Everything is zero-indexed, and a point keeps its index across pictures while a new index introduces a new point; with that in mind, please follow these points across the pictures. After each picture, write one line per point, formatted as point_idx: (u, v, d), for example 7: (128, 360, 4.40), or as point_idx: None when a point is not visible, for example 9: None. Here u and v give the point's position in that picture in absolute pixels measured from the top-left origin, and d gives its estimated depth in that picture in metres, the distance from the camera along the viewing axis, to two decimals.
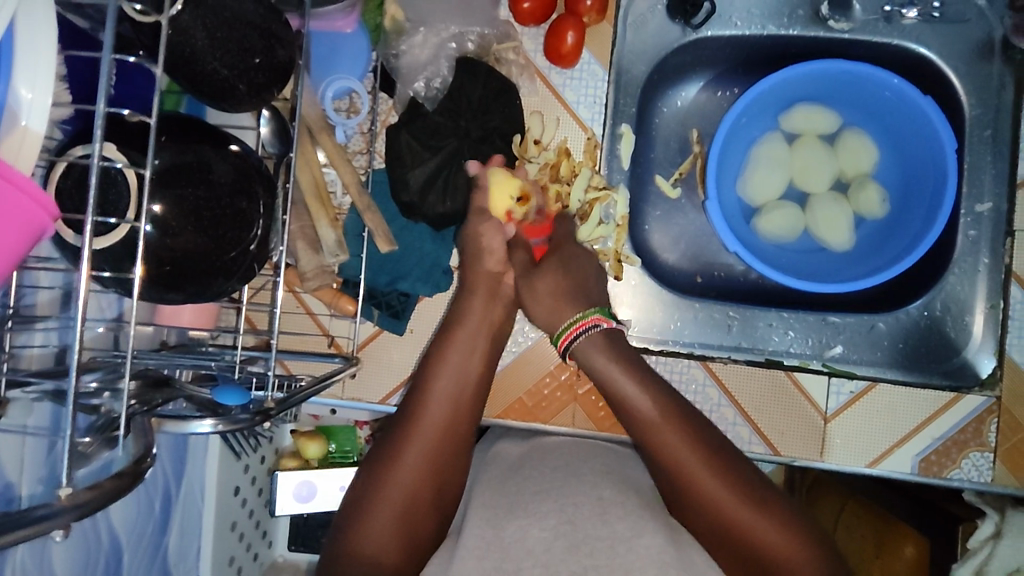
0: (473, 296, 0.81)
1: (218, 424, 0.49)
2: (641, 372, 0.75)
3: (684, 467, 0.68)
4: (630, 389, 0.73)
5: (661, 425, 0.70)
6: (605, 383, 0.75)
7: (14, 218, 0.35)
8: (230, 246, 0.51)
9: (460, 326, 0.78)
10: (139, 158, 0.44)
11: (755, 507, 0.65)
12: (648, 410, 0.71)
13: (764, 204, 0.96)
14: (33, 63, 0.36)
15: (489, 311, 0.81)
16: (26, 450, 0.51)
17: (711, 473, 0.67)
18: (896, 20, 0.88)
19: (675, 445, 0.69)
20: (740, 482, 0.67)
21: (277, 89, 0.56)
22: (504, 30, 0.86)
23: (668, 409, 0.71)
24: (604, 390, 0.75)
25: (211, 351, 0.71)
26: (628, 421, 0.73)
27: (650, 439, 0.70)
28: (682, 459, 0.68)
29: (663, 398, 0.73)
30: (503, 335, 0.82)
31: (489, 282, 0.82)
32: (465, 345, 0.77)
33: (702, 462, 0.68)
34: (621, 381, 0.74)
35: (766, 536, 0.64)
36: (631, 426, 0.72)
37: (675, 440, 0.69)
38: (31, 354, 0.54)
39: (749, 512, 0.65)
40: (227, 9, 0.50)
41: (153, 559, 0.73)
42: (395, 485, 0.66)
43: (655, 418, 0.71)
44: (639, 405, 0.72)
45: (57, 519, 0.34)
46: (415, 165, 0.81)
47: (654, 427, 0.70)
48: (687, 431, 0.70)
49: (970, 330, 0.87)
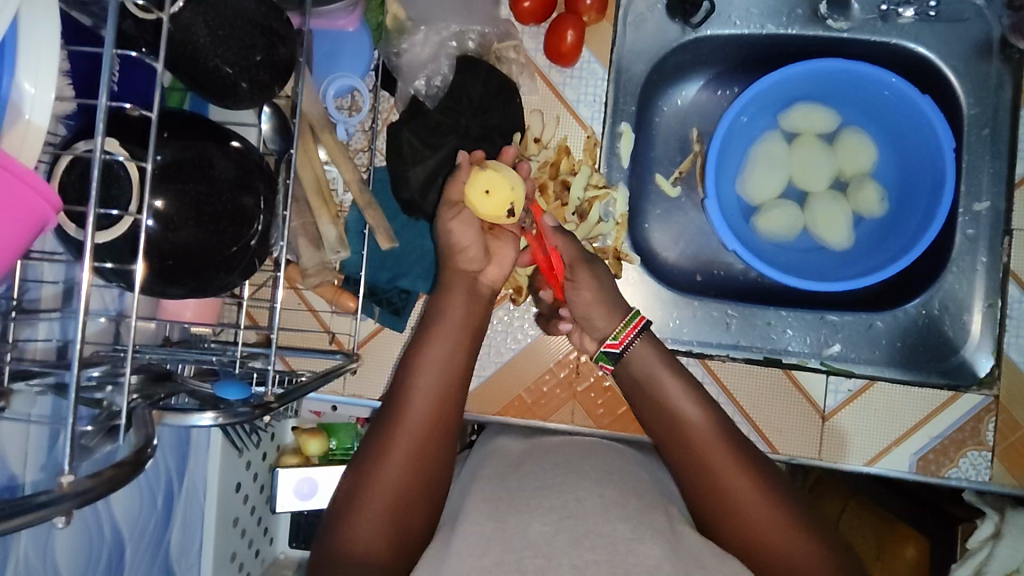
0: (453, 290, 0.79)
1: (220, 417, 0.48)
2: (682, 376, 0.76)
3: (718, 468, 0.67)
4: (676, 392, 0.73)
5: (701, 426, 0.70)
6: (647, 380, 0.75)
7: (18, 210, 0.35)
8: (231, 241, 0.51)
9: (442, 321, 0.77)
10: (139, 152, 0.45)
11: (782, 516, 0.64)
12: (690, 410, 0.72)
13: (763, 203, 0.97)
14: (36, 57, 0.37)
15: (472, 308, 0.79)
16: (29, 443, 0.52)
17: (744, 476, 0.67)
18: (893, 19, 0.88)
19: (715, 445, 0.69)
20: (770, 491, 0.66)
21: (280, 87, 0.57)
22: (504, 29, 0.87)
23: (711, 414, 0.72)
24: (642, 388, 0.76)
25: (214, 346, 0.72)
26: (663, 421, 0.73)
27: (685, 437, 0.70)
28: (718, 459, 0.68)
29: (702, 398, 0.74)
30: (483, 328, 0.81)
31: (466, 282, 0.79)
32: (448, 339, 0.76)
33: (735, 466, 0.67)
34: (666, 377, 0.75)
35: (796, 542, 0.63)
36: (666, 423, 0.72)
37: (714, 442, 0.69)
38: (36, 347, 0.54)
39: (776, 522, 0.64)
40: (230, 8, 0.50)
41: (153, 554, 0.74)
42: (382, 485, 0.65)
43: (697, 420, 0.71)
44: (682, 404, 0.73)
45: (59, 505, 0.35)
46: (416, 163, 0.82)
47: (693, 426, 0.70)
48: (727, 437, 0.70)
49: (968, 329, 0.87)
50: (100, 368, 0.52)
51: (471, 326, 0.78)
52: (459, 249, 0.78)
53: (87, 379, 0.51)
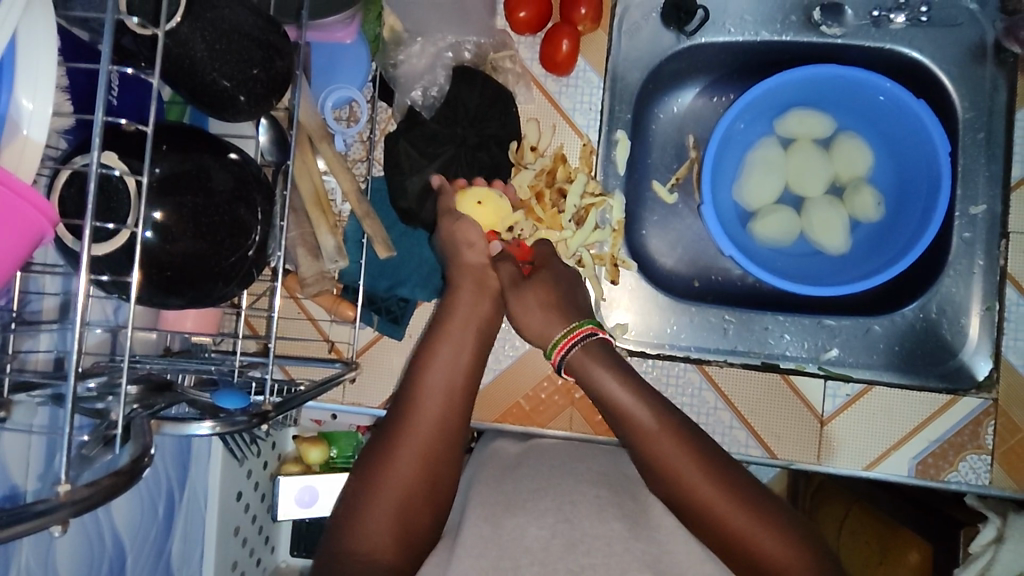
0: (458, 292, 0.78)
1: (217, 426, 0.49)
2: (633, 381, 0.73)
3: (677, 473, 0.66)
4: (627, 399, 0.71)
5: (657, 435, 0.68)
6: (600, 393, 0.73)
7: (14, 225, 0.36)
8: (230, 252, 0.52)
9: (453, 319, 0.77)
10: (137, 166, 0.46)
11: (748, 514, 0.64)
12: (646, 421, 0.69)
13: (760, 208, 0.97)
14: (33, 74, 0.38)
15: (481, 302, 0.79)
16: (31, 453, 0.53)
17: (705, 479, 0.65)
18: (886, 25, 0.89)
19: (671, 452, 0.67)
20: (734, 490, 0.65)
21: (276, 99, 0.58)
22: (500, 39, 0.88)
23: (665, 419, 0.69)
24: (601, 401, 0.73)
25: (214, 355, 0.72)
26: (623, 430, 0.71)
27: (643, 447, 0.68)
28: (679, 467, 0.66)
29: (655, 403, 0.71)
30: (494, 327, 0.81)
31: (477, 275, 0.79)
32: (457, 340, 0.76)
33: (698, 469, 0.66)
34: (615, 389, 0.72)
35: (768, 544, 0.62)
36: (626, 435, 0.70)
37: (670, 449, 0.67)
38: (36, 359, 0.55)
39: (745, 521, 0.63)
40: (226, 22, 0.51)
41: (156, 562, 0.74)
42: (389, 484, 0.65)
43: (651, 428, 0.69)
44: (635, 413, 0.70)
45: (57, 513, 0.35)
46: (413, 172, 0.83)
47: (648, 435, 0.68)
48: (684, 440, 0.68)
49: (966, 332, 0.87)
50: (98, 379, 0.53)
51: (478, 324, 0.78)
52: (467, 244, 0.78)
53: (86, 389, 0.51)
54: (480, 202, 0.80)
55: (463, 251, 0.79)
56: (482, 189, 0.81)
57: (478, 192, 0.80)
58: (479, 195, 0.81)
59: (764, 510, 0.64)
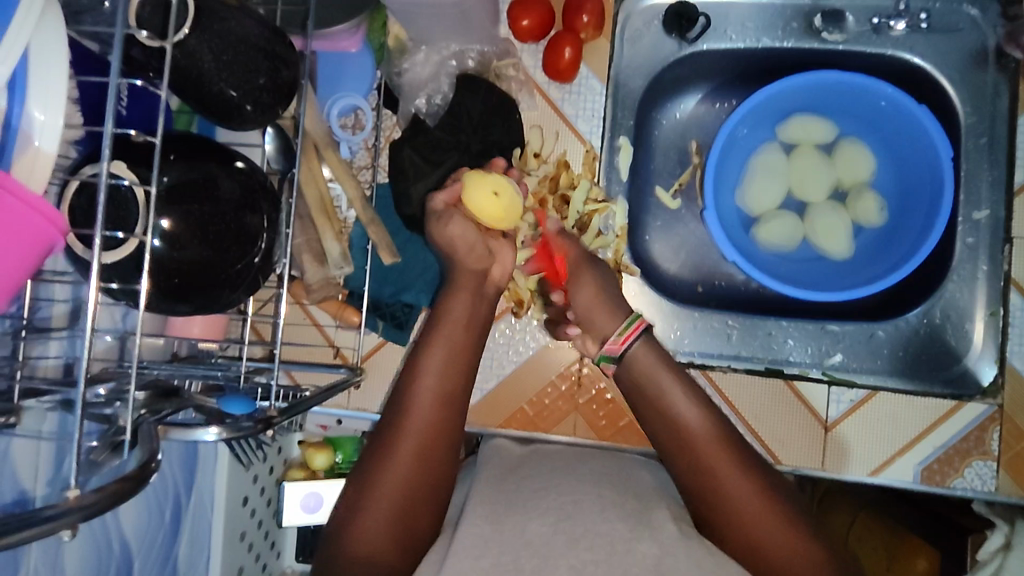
0: (458, 294, 0.79)
1: (223, 432, 0.49)
2: (690, 384, 0.75)
3: (714, 473, 0.67)
4: (680, 397, 0.73)
5: (704, 436, 0.69)
6: (653, 392, 0.74)
7: (24, 235, 0.37)
8: (236, 259, 0.53)
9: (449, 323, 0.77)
10: (146, 175, 0.47)
11: (777, 522, 0.64)
12: (695, 420, 0.71)
13: (762, 214, 0.98)
14: (44, 88, 0.39)
15: (478, 305, 0.80)
16: (41, 458, 0.53)
17: (743, 485, 0.66)
18: (886, 32, 0.89)
19: (714, 454, 0.68)
20: (770, 501, 0.66)
21: (283, 108, 0.59)
22: (504, 48, 0.89)
23: (716, 426, 0.71)
24: (648, 397, 0.74)
25: (220, 361, 0.73)
26: (664, 425, 0.72)
27: (687, 445, 0.69)
28: (719, 469, 0.67)
29: (709, 408, 0.72)
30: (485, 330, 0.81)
31: (476, 280, 0.79)
32: (447, 342, 0.76)
33: (737, 474, 0.67)
34: (671, 384, 0.74)
35: (785, 552, 0.62)
36: (667, 429, 0.72)
37: (716, 450, 0.68)
38: (47, 365, 0.56)
39: (772, 527, 0.63)
40: (233, 33, 0.52)
41: (163, 567, 0.75)
42: (387, 488, 0.65)
43: (698, 428, 0.70)
44: (686, 413, 0.72)
45: (63, 519, 0.36)
46: (417, 179, 0.85)
47: (695, 434, 0.70)
48: (728, 446, 0.69)
49: (970, 338, 0.87)
50: (107, 385, 0.53)
51: (471, 323, 0.79)
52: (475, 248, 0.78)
53: (95, 396, 0.53)
54: (498, 193, 0.76)
55: (470, 254, 0.79)
56: (499, 179, 0.77)
57: (497, 182, 0.76)
58: (496, 184, 0.76)
59: (790, 521, 0.64)
